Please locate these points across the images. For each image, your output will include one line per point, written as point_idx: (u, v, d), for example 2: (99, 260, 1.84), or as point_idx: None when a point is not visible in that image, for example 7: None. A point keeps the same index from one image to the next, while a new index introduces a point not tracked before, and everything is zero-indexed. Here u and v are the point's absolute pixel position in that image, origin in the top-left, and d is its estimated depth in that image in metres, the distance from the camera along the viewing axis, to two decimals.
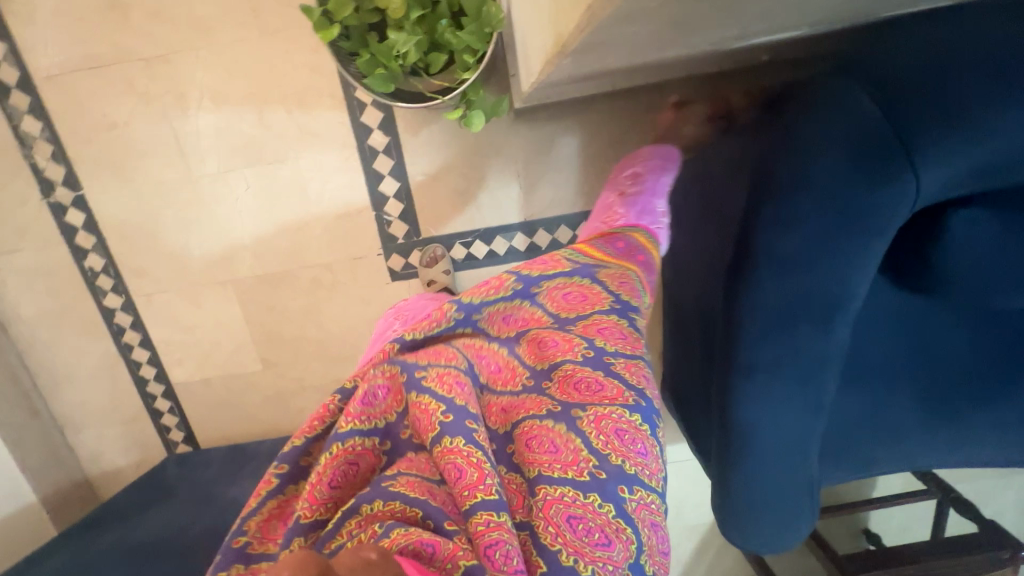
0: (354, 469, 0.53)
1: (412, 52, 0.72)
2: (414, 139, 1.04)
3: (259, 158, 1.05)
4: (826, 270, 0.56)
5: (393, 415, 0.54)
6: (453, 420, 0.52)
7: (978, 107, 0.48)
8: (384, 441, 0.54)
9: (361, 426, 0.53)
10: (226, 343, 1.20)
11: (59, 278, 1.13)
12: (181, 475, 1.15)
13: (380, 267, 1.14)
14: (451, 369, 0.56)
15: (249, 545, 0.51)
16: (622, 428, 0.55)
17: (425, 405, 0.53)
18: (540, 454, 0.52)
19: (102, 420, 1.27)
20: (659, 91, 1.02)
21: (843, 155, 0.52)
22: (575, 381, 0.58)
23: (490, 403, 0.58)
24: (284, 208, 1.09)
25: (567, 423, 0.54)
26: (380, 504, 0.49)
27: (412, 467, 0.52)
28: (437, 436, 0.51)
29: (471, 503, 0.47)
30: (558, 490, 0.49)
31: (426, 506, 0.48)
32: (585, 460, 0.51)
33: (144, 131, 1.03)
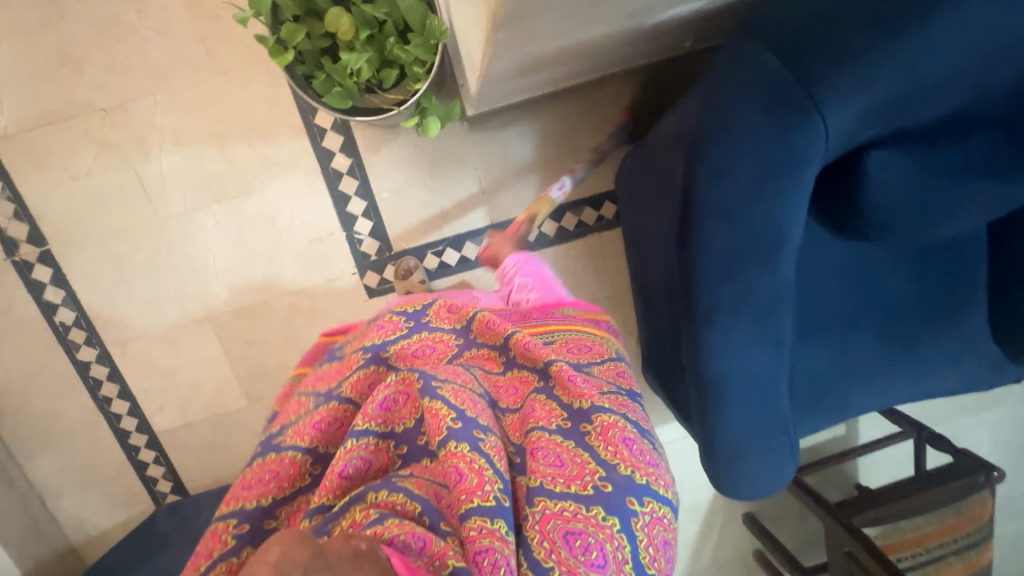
0: (366, 466, 0.62)
1: (365, 69, 0.77)
2: (376, 158, 1.08)
3: (226, 193, 1.08)
4: (761, 211, 0.61)
5: (410, 421, 0.64)
6: (469, 429, 0.61)
7: (865, 48, 0.55)
8: (402, 445, 0.64)
9: (377, 427, 0.63)
10: (208, 383, 1.19)
11: (29, 338, 1.11)
12: (173, 523, 1.12)
13: (356, 286, 1.16)
14: (463, 387, 0.67)
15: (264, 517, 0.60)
16: (625, 438, 0.65)
17: (437, 410, 0.61)
18: (546, 467, 0.61)
19: (84, 482, 1.23)
20: (599, 89, 1.11)
21: (757, 105, 0.59)
22: (569, 382, 0.70)
23: (507, 415, 0.69)
24: (254, 239, 1.11)
25: (575, 439, 0.65)
26: (385, 494, 0.56)
27: (425, 469, 0.61)
28: (445, 440, 0.59)
29: (466, 508, 0.54)
30: (560, 503, 0.58)
31: (422, 505, 0.56)
32: (590, 474, 0.61)
33: (107, 180, 1.04)
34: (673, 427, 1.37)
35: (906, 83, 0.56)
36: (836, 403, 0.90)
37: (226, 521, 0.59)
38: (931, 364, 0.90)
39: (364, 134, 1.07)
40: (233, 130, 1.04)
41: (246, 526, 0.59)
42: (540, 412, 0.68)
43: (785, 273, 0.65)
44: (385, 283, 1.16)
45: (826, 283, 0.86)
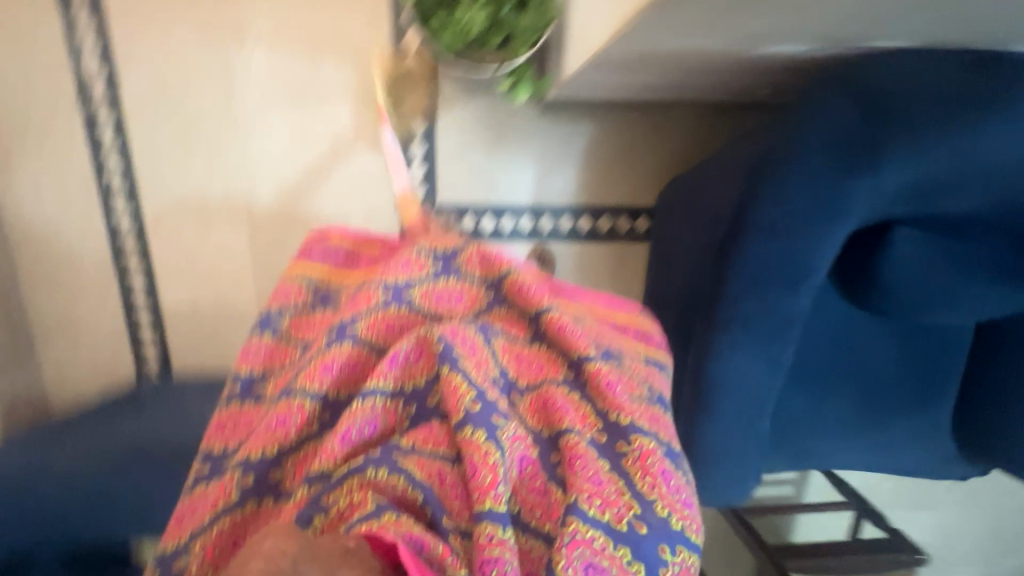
0: (371, 428, 0.56)
1: (477, 23, 0.84)
2: (447, 114, 1.15)
3: (300, 104, 1.13)
4: (799, 243, 0.69)
5: (421, 380, 0.58)
6: (489, 409, 0.54)
7: (924, 128, 0.63)
8: (413, 403, 0.58)
9: (391, 386, 0.58)
10: (226, 277, 1.23)
11: (73, 185, 1.14)
12: (157, 397, 1.15)
13: (392, 226, 1.21)
14: (486, 358, 0.59)
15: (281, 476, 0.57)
16: (667, 470, 0.55)
17: (454, 383, 0.55)
18: (582, 480, 0.51)
19: (77, 337, 1.25)
20: (665, 114, 1.19)
21: (824, 150, 0.66)
22: (608, 387, 0.59)
23: (523, 396, 0.60)
24: (312, 155, 1.16)
25: (609, 458, 0.55)
26: (383, 474, 0.51)
27: (427, 440, 0.54)
28: (461, 422, 0.52)
29: (481, 508, 0.47)
30: (588, 532, 0.48)
31: (426, 491, 0.50)
32: (626, 508, 0.51)
33: (195, 60, 1.09)
34: None
35: (947, 170, 0.65)
36: (801, 446, 0.97)
37: (235, 474, 0.56)
38: (890, 436, 0.98)
39: (444, 88, 1.13)
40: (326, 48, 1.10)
41: (251, 479, 0.56)
42: (574, 415, 0.58)
43: (802, 305, 0.72)
44: None
45: (824, 336, 0.94)
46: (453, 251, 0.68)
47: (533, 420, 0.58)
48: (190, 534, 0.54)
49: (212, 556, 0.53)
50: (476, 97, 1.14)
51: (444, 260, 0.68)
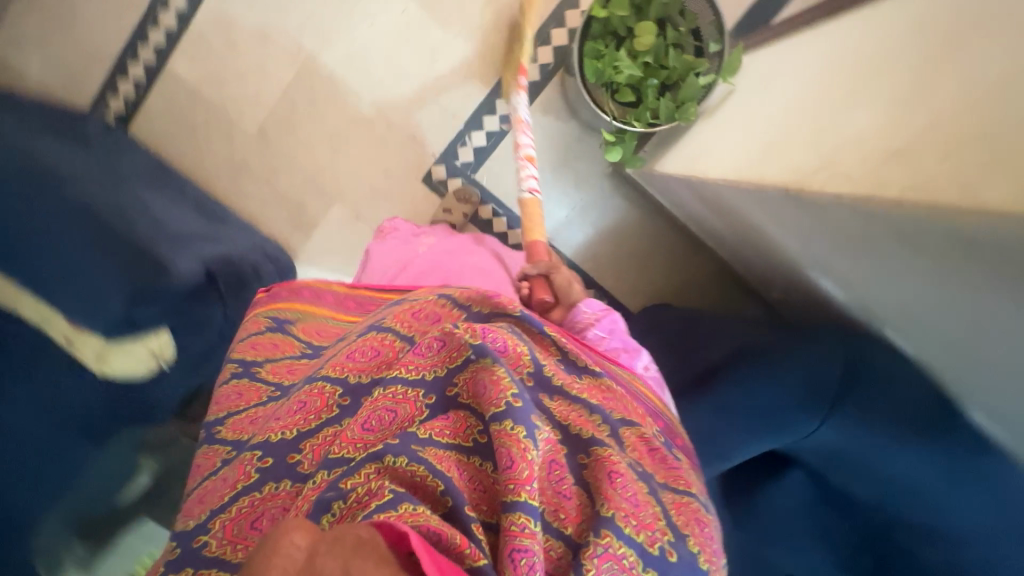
0: (389, 416, 0.58)
1: (625, 75, 0.88)
2: (538, 115, 1.17)
3: (427, 7, 1.12)
4: (729, 432, 0.75)
5: (442, 370, 0.60)
6: (524, 407, 0.54)
7: (885, 424, 0.68)
8: (430, 394, 0.59)
9: (407, 375, 0.60)
10: (247, 88, 1.15)
11: None
12: (100, 137, 1.05)
13: (424, 163, 1.19)
14: (524, 359, 0.61)
15: (300, 462, 0.59)
16: (700, 518, 0.60)
17: (498, 378, 0.56)
18: (621, 498, 0.53)
19: (67, 29, 1.14)
20: (697, 252, 1.25)
21: (800, 382, 0.72)
22: (651, 449, 0.63)
23: (553, 396, 0.61)
24: (405, 54, 1.14)
25: (644, 483, 0.58)
26: (404, 462, 0.52)
27: (443, 428, 0.56)
28: (501, 415, 0.53)
29: (512, 499, 0.48)
30: (619, 547, 0.50)
31: (447, 483, 0.51)
32: (660, 531, 0.54)
33: None
34: None
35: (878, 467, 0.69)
36: None
37: (252, 454, 0.61)
38: None
39: (550, 93, 1.16)
40: None
41: (269, 462, 0.60)
42: (607, 437, 0.59)
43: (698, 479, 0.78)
44: (443, 186, 1.19)
45: None
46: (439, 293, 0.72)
47: (565, 423, 0.59)
48: (209, 506, 0.59)
49: (228, 531, 0.54)
50: (569, 122, 1.17)
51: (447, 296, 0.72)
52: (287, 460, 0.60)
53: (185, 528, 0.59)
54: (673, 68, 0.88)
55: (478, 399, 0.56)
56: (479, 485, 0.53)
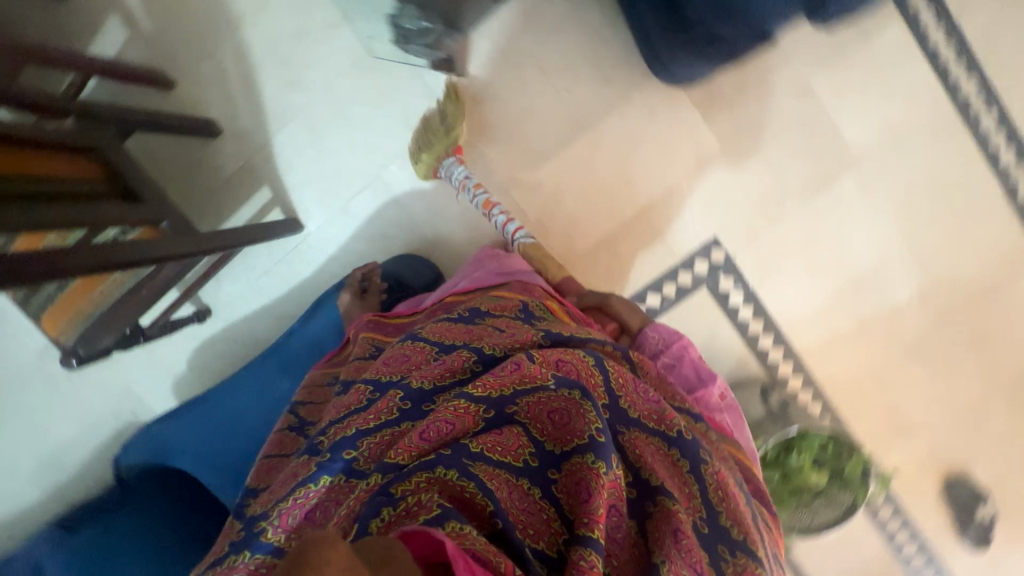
0: (448, 427, 0.62)
1: (791, 461, 1.05)
2: (738, 356, 1.26)
3: (852, 281, 1.22)
4: None
5: (508, 390, 0.66)
6: (606, 443, 0.60)
7: None
8: (489, 409, 0.65)
9: (478, 391, 0.66)
10: (854, 90, 1.14)
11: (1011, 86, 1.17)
12: None
13: (730, 242, 1.21)
14: (602, 394, 0.69)
15: (356, 459, 0.61)
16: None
17: (584, 410, 0.63)
18: (681, 561, 0.58)
19: None
20: None
21: None
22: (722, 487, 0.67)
23: (629, 430, 0.68)
24: (828, 253, 1.21)
25: (711, 547, 0.62)
26: (455, 475, 0.56)
27: (496, 444, 0.62)
28: (584, 447, 0.60)
29: (584, 534, 0.53)
30: None
31: (496, 506, 0.55)
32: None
33: (953, 260, 1.22)
34: (360, 203, 1.21)
35: None
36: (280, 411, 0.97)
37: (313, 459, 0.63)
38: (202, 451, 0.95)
39: (751, 372, 1.27)
40: (853, 334, 1.25)
41: (331, 460, 0.61)
42: (674, 483, 0.65)
43: None
44: (700, 253, 1.21)
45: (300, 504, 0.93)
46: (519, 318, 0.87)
47: (639, 467, 0.65)
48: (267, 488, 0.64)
49: (284, 520, 0.56)
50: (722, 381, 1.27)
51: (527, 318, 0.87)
52: (342, 454, 0.62)
53: (247, 506, 0.62)
54: (786, 499, 1.05)
55: (561, 427, 0.64)
56: (533, 514, 0.58)
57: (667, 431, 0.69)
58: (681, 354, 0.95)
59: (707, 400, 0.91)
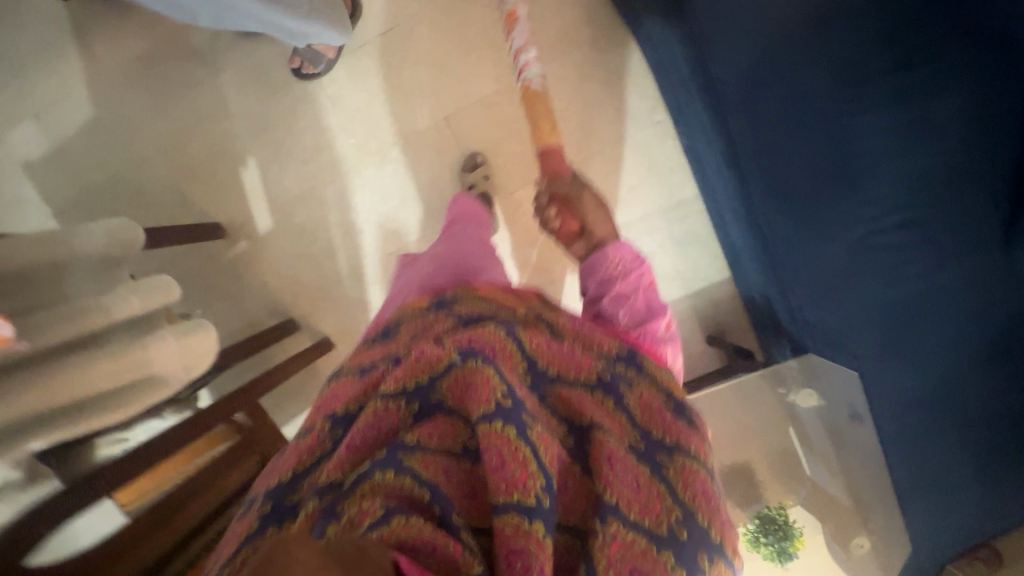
0: (373, 432, 0.54)
1: None
2: None
3: None
4: None
5: (422, 377, 0.57)
6: (513, 406, 0.52)
7: None
8: (410, 402, 0.56)
9: (391, 389, 0.56)
10: None
11: None
12: None
13: None
14: (517, 360, 0.62)
15: (291, 498, 0.51)
16: (706, 482, 0.58)
17: (486, 377, 0.55)
18: (624, 486, 0.55)
19: None
20: None
21: None
22: (653, 407, 0.65)
23: (553, 388, 0.63)
24: None
25: (648, 463, 0.59)
26: (389, 476, 0.48)
27: (432, 435, 0.53)
28: (492, 417, 0.52)
29: (503, 502, 0.47)
30: (624, 531, 0.52)
31: (434, 491, 0.48)
32: (666, 514, 0.55)
33: None
34: None
35: None
36: None
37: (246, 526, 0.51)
38: None
39: None
40: None
41: (265, 509, 0.50)
42: (607, 421, 0.61)
43: None
44: None
45: None
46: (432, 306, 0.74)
47: (566, 413, 0.61)
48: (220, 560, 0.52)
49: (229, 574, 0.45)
50: None
51: (437, 303, 0.74)
52: (270, 503, 0.51)
53: None
54: None
55: (467, 393, 0.54)
56: (467, 490, 0.51)
57: (591, 374, 0.65)
58: (636, 278, 0.87)
59: (654, 331, 0.81)
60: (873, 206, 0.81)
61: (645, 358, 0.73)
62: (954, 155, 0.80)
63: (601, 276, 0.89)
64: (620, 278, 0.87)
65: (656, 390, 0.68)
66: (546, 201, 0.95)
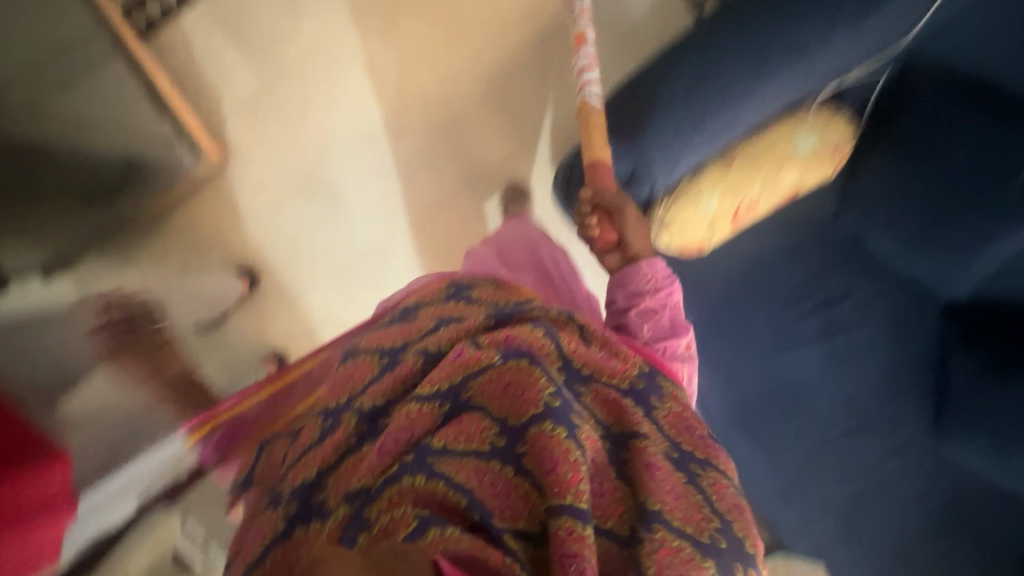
0: (407, 430, 0.53)
1: None
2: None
3: None
4: None
5: (455, 380, 0.56)
6: (562, 408, 0.54)
7: None
8: (444, 403, 0.55)
9: (427, 390, 0.55)
10: None
11: None
12: None
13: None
14: (553, 357, 0.61)
15: (319, 486, 0.53)
16: (734, 497, 0.62)
17: (532, 378, 0.56)
18: (665, 492, 0.56)
19: None
20: None
21: None
22: (686, 423, 0.65)
23: (590, 385, 0.63)
24: None
25: (685, 471, 0.61)
26: (422, 480, 0.50)
27: (460, 435, 0.54)
28: (542, 416, 0.53)
29: (557, 504, 0.49)
30: (668, 535, 0.53)
31: (469, 497, 0.50)
32: (705, 521, 0.56)
33: None
34: None
35: None
36: None
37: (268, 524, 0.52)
38: None
39: None
40: None
41: (293, 505, 0.52)
42: (646, 428, 0.61)
43: None
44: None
45: None
46: (456, 292, 0.68)
47: (609, 417, 0.62)
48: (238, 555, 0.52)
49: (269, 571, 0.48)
50: None
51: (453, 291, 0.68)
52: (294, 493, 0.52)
53: None
54: None
55: (512, 398, 0.55)
56: (501, 495, 0.51)
57: (621, 380, 0.63)
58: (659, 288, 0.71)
59: (675, 349, 0.71)
60: (808, 393, 0.92)
61: (674, 386, 0.68)
62: (873, 386, 0.92)
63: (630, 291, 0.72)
64: (647, 294, 0.71)
65: (692, 410, 0.67)
66: (588, 213, 0.73)
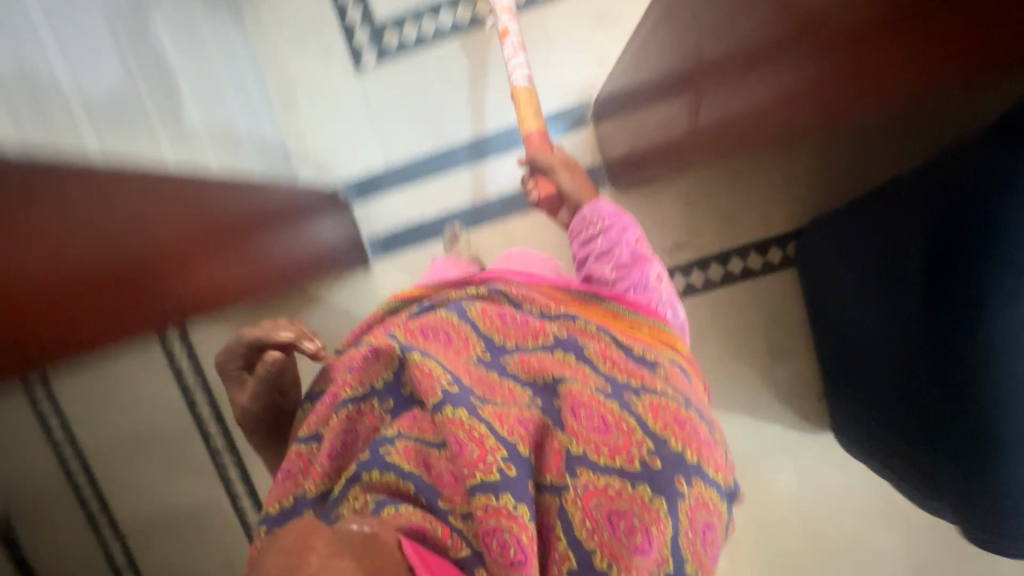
0: (349, 434, 0.67)
1: None
2: None
3: None
4: None
5: (382, 381, 0.68)
6: (455, 395, 0.63)
7: None
8: (387, 401, 0.67)
9: (354, 395, 0.68)
10: None
11: None
12: None
13: None
14: (474, 341, 0.73)
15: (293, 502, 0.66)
16: (678, 416, 0.68)
17: (426, 369, 0.64)
18: (591, 431, 0.64)
19: None
20: None
21: None
22: (611, 358, 0.73)
23: (512, 358, 0.72)
24: None
25: (615, 402, 0.68)
26: (376, 474, 0.60)
27: (409, 425, 0.64)
28: (444, 403, 0.62)
29: (472, 483, 0.56)
30: (596, 481, 0.61)
31: (416, 485, 0.58)
32: (636, 448, 0.64)
33: None
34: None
35: None
36: None
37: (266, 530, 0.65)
38: None
39: None
40: None
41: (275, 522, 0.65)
42: (570, 372, 0.70)
43: None
44: None
45: None
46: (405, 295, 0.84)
47: (529, 377, 0.70)
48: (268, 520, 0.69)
49: None
50: None
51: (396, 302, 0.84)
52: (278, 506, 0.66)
53: None
54: None
55: (418, 388, 0.64)
56: (452, 478, 0.58)
57: (546, 340, 0.74)
58: (608, 228, 0.89)
59: (637, 281, 0.85)
60: None
61: (577, 322, 0.76)
62: None
63: (584, 237, 0.91)
64: (597, 235, 0.89)
65: (612, 343, 0.75)
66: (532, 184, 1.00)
